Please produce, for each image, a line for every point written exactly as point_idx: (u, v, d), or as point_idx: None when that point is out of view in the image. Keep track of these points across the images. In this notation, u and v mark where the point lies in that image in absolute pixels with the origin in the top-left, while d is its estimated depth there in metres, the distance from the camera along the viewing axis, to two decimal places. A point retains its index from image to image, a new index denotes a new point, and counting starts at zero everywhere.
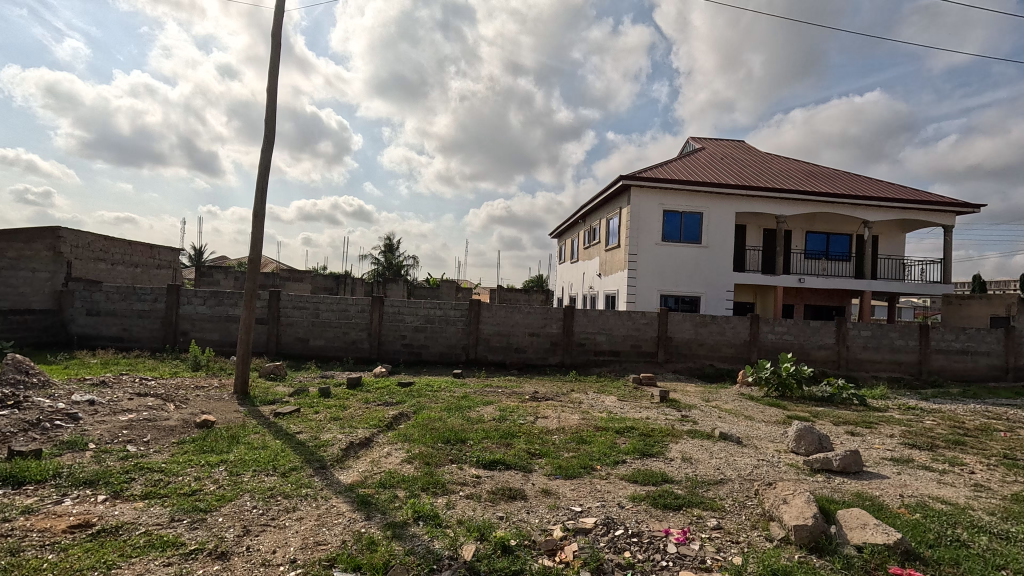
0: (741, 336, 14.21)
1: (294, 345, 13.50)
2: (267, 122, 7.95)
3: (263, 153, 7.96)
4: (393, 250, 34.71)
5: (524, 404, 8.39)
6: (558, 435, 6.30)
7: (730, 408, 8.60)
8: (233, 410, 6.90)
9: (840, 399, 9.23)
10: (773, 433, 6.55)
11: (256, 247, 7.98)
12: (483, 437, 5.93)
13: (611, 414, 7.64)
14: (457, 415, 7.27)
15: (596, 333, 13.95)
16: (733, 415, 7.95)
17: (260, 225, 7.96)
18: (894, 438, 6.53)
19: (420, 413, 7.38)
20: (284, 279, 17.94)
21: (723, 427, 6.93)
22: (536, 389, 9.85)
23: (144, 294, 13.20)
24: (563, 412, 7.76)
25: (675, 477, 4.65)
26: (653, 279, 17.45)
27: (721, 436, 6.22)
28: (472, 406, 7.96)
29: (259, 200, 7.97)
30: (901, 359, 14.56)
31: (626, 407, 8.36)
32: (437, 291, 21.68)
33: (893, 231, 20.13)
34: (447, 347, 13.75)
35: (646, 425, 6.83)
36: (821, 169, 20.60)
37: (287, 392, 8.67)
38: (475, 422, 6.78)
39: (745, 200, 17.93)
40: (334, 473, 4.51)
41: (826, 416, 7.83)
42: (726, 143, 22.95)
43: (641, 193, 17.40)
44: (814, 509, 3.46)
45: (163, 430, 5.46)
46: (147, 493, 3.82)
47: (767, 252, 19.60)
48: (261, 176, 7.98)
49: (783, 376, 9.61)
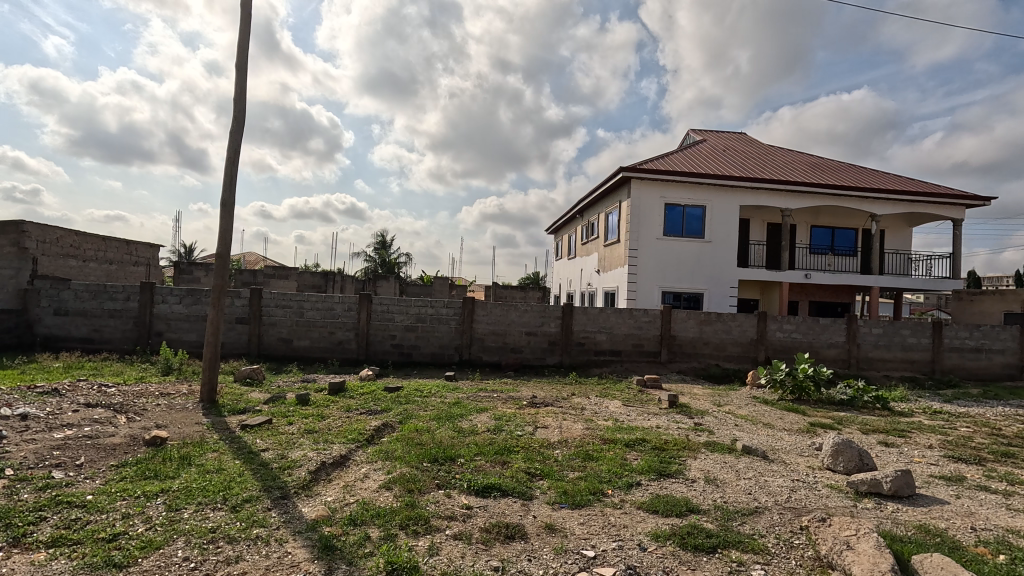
0: (748, 335, 13.59)
1: (277, 346, 12.72)
2: (238, 102, 7.21)
3: (233, 137, 7.20)
4: (387, 246, 33.97)
5: (521, 411, 7.65)
6: (561, 450, 5.58)
7: (746, 414, 7.91)
8: (194, 422, 6.14)
9: (861, 403, 8.58)
10: (799, 446, 5.89)
11: (224, 240, 7.18)
12: (476, 454, 5.21)
13: (618, 423, 6.93)
14: (448, 425, 6.54)
15: (597, 332, 13.26)
16: (751, 423, 7.26)
17: (228, 216, 7.18)
18: (935, 449, 5.87)
19: (406, 423, 6.64)
20: (268, 276, 17.08)
21: (743, 439, 6.23)
22: (534, 393, 9.14)
23: (115, 292, 12.38)
24: (565, 421, 7.04)
25: (701, 505, 3.94)
26: (654, 275, 16.78)
27: (744, 450, 5.52)
28: (465, 415, 7.23)
29: (228, 185, 7.21)
30: (913, 357, 13.97)
31: (633, 414, 7.64)
32: (430, 288, 20.92)
33: (899, 225, 19.54)
34: (439, 347, 13.01)
35: (657, 436, 6.12)
36: (825, 162, 19.98)
37: (262, 399, 7.90)
38: (467, 435, 6.05)
39: (749, 193, 17.27)
40: (296, 506, 3.76)
41: (852, 424, 7.15)
42: (728, 135, 22.29)
43: (641, 186, 16.70)
44: (890, 558, 2.77)
45: (103, 449, 4.70)
46: (55, 538, 3.06)
47: (771, 248, 18.97)
48: (230, 162, 7.21)
49: (799, 378, 8.93)
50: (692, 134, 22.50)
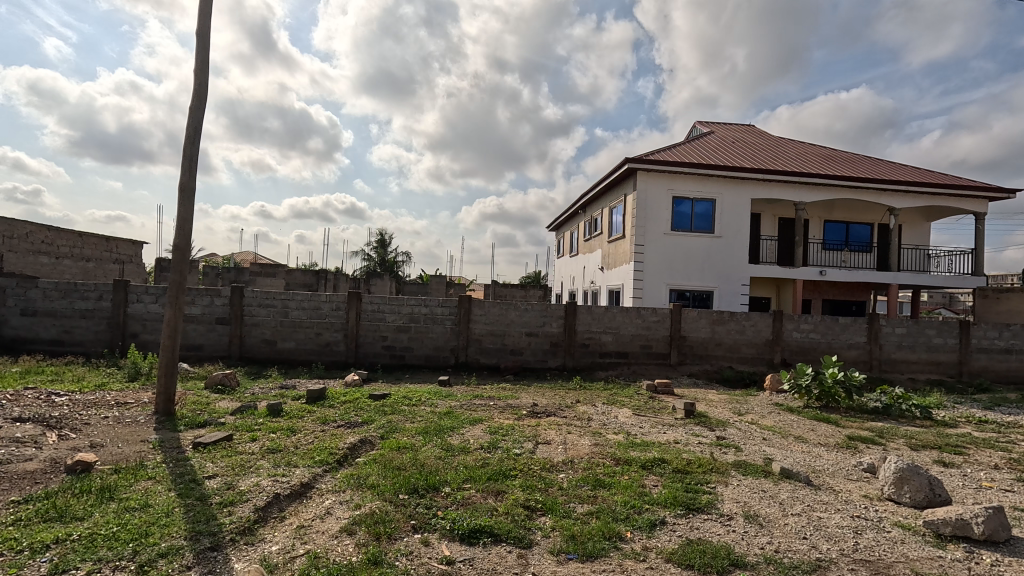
0: (763, 335, 12.74)
1: (259, 348, 11.89)
2: (198, 73, 6.38)
3: (192, 114, 6.36)
4: (385, 245, 33.13)
5: (520, 422, 6.79)
6: (566, 474, 4.72)
7: (772, 425, 7.06)
8: (140, 439, 5.29)
9: (898, 412, 7.74)
10: (844, 467, 5.04)
11: (182, 230, 6.30)
12: (467, 481, 4.37)
13: (630, 438, 6.08)
14: (436, 441, 5.70)
15: (602, 332, 12.41)
16: (782, 437, 6.40)
17: (187, 202, 6.33)
18: (1003, 470, 5.04)
19: (388, 438, 5.79)
20: (254, 275, 16.24)
21: (778, 458, 5.37)
22: (535, 401, 8.29)
23: (86, 291, 11.56)
24: (570, 435, 6.18)
25: (747, 556, 3.10)
26: (662, 272, 15.93)
27: (783, 474, 4.65)
28: (456, 428, 6.37)
29: (187, 168, 6.37)
30: (939, 359, 13.10)
31: (646, 426, 6.78)
32: (426, 287, 20.04)
33: (917, 220, 18.66)
34: (434, 349, 12.16)
35: (678, 456, 5.28)
36: (839, 154, 19.09)
37: (229, 409, 7.04)
38: (457, 454, 5.21)
39: (761, 185, 16.42)
40: (226, 564, 2.91)
41: (897, 438, 6.30)
42: (736, 126, 21.43)
43: (648, 178, 15.85)
44: None
45: (8, 480, 3.85)
46: None
47: (783, 243, 18.13)
48: (189, 142, 6.38)
49: (828, 383, 8.07)
50: (698, 125, 21.64)
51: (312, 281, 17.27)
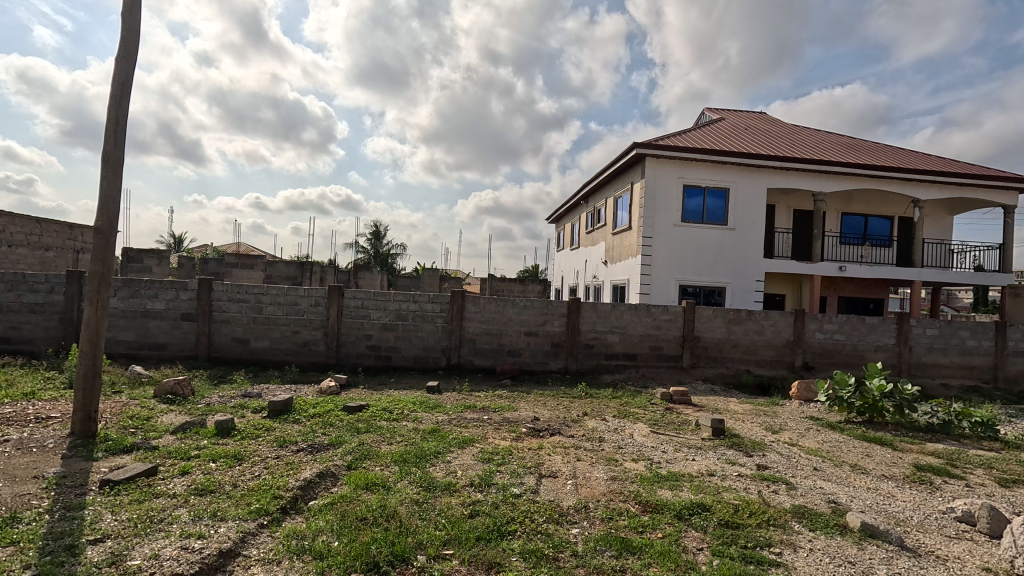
0: (783, 337, 11.66)
1: (230, 348, 10.75)
2: (124, 16, 5.19)
3: (118, 66, 5.18)
4: (380, 237, 31.93)
5: (522, 446, 5.65)
6: (581, 529, 3.60)
7: (817, 448, 5.97)
8: (32, 475, 4.12)
9: (957, 431, 6.67)
10: (935, 520, 3.95)
11: (105, 209, 5.13)
12: (451, 547, 3.23)
13: (653, 469, 4.97)
14: (414, 476, 4.54)
15: (608, 332, 11.30)
16: (835, 466, 5.30)
17: (111, 176, 5.14)
18: None
19: (355, 471, 4.64)
20: (231, 266, 15.04)
21: (845, 502, 4.27)
22: (535, 414, 7.17)
23: (36, 282, 10.35)
24: (582, 465, 5.06)
25: None
26: (670, 266, 14.82)
27: (866, 532, 3.56)
28: (443, 454, 5.23)
29: (111, 133, 5.18)
30: (973, 363, 12.07)
31: (670, 450, 5.67)
32: (420, 280, 18.89)
33: (939, 213, 17.58)
34: (423, 350, 11.02)
35: (723, 499, 4.15)
36: (858, 142, 17.92)
37: (172, 426, 5.89)
38: (440, 498, 4.06)
39: (778, 174, 15.29)
40: None
41: (977, 470, 5.21)
42: (747, 113, 20.20)
43: (657, 165, 14.69)
44: None
45: None
46: None
47: (798, 237, 17.01)
48: (114, 100, 5.19)
49: (874, 397, 6.96)
50: (707, 112, 20.44)
51: (296, 273, 15.92)
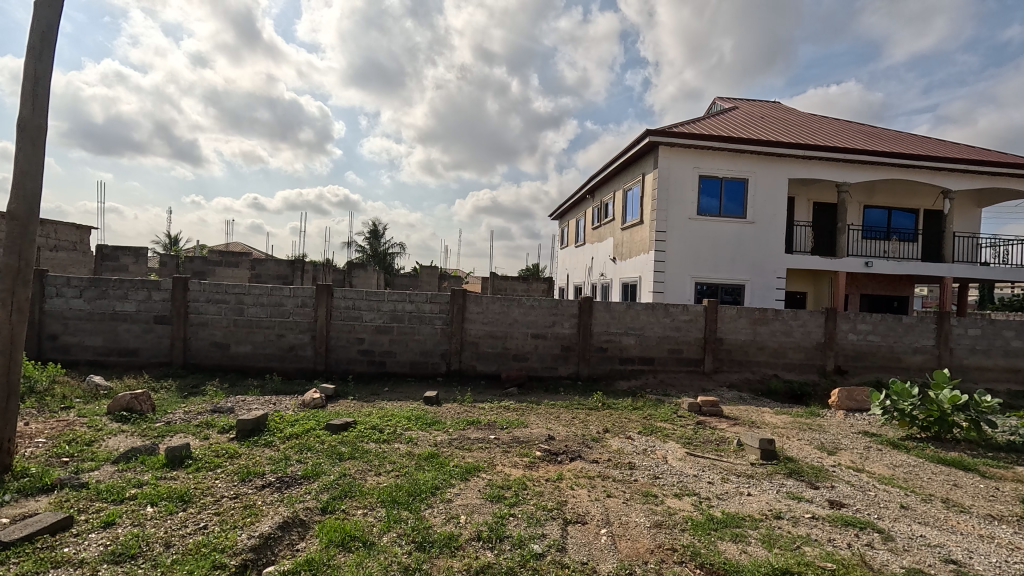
0: (814, 338, 10.67)
1: (208, 353, 9.75)
2: None
3: (38, 12, 4.19)
4: (377, 237, 31.03)
5: (538, 476, 4.64)
6: None
7: (890, 475, 4.99)
8: None
9: None
10: None
11: (21, 190, 4.14)
12: None
13: (705, 510, 3.96)
14: (401, 526, 3.51)
15: (623, 334, 10.31)
16: (923, 501, 4.32)
17: (31, 148, 4.16)
18: None
19: (330, 519, 3.62)
20: (213, 264, 14.03)
21: (965, 560, 3.28)
22: (548, 432, 6.17)
23: None
24: (614, 504, 4.08)
25: None
26: (686, 263, 13.84)
27: None
28: (440, 490, 4.22)
29: (27, 95, 4.16)
30: (1019, 366, 11.08)
31: (716, 479, 4.69)
32: (418, 279, 17.89)
33: (966, 205, 16.59)
34: (420, 354, 10.03)
35: (809, 561, 3.15)
36: (880, 130, 16.90)
37: (115, 453, 4.88)
38: (434, 566, 3.04)
39: (800, 164, 14.29)
40: None
41: None
42: (760, 102, 19.19)
43: (671, 154, 13.70)
44: None
45: None
46: None
47: (819, 231, 16.02)
48: (32, 54, 4.18)
49: (942, 410, 5.98)
50: (718, 102, 19.44)
51: (285, 272, 14.96)
